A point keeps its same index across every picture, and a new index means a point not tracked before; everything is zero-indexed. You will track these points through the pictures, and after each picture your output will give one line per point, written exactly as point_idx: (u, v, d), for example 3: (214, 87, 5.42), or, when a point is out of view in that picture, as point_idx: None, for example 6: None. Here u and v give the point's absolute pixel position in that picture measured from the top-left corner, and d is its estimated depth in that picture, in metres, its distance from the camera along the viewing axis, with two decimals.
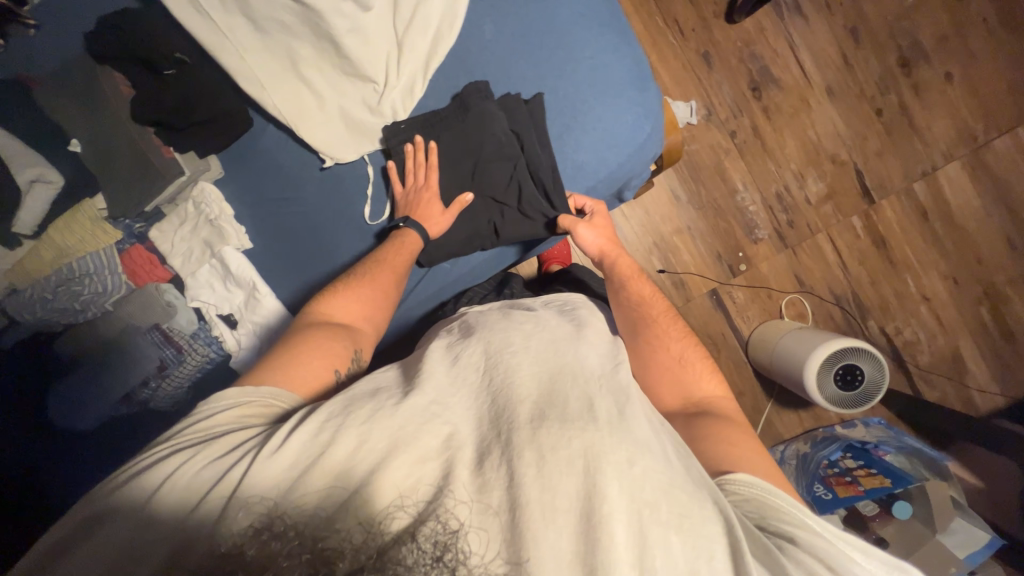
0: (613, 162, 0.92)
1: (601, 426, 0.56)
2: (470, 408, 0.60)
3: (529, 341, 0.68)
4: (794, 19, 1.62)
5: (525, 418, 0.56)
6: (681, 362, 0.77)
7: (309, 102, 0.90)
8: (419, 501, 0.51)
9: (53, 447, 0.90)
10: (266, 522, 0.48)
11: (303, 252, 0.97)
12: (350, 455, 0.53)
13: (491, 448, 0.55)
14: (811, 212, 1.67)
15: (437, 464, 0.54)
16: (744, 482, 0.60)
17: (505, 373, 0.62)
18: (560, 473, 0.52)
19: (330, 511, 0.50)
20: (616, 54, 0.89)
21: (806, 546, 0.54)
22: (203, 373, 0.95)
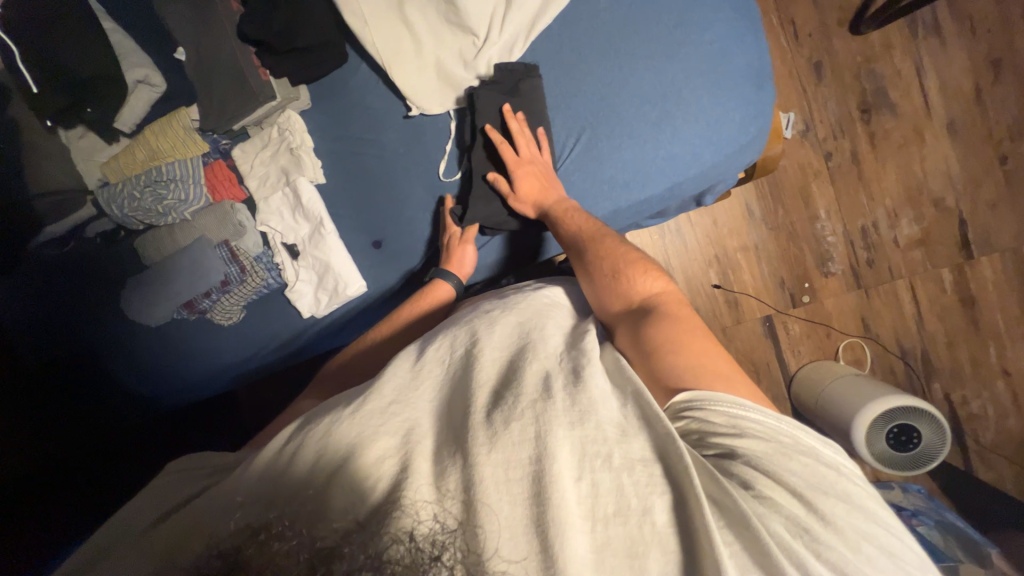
0: (708, 160, 0.86)
1: (553, 394, 0.52)
2: (439, 401, 0.56)
3: (499, 336, 0.63)
4: (929, 40, 1.46)
5: (481, 397, 0.54)
6: (613, 274, 0.75)
7: (408, 46, 0.88)
8: (387, 480, 0.47)
9: (123, 348, 0.98)
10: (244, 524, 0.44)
11: (373, 197, 0.97)
12: (315, 446, 0.50)
13: (455, 434, 0.51)
14: (897, 255, 1.54)
15: (400, 448, 0.49)
16: (682, 403, 0.56)
17: (468, 365, 0.58)
18: (514, 443, 0.48)
19: (310, 509, 0.45)
20: (738, 44, 0.83)
21: (745, 454, 0.51)
22: (260, 295, 0.99)
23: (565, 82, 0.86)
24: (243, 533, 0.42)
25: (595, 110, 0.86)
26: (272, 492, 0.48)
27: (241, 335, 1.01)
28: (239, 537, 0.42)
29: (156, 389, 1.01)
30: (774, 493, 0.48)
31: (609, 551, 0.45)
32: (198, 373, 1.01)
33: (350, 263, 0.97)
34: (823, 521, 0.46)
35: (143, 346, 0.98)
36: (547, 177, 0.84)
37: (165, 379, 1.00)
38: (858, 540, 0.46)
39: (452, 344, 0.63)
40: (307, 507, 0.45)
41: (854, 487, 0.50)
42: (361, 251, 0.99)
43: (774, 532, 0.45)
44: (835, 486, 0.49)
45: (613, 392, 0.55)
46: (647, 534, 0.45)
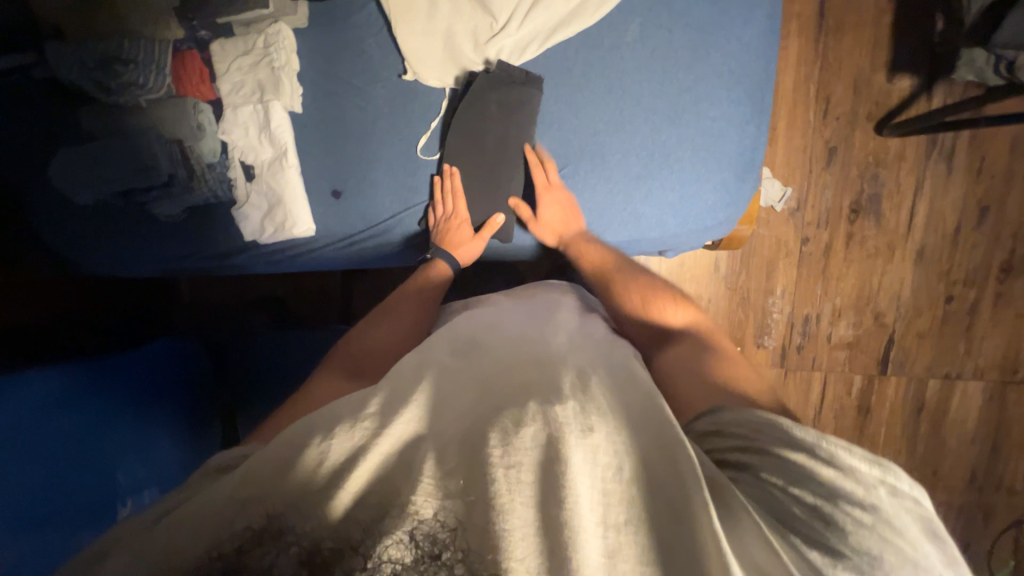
0: (669, 230, 0.87)
1: (562, 402, 0.54)
2: (446, 397, 0.58)
3: (514, 351, 0.67)
4: (938, 166, 1.48)
5: (496, 397, 0.57)
6: (638, 300, 0.82)
7: (422, 4, 0.83)
8: (390, 463, 0.49)
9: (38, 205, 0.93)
10: (249, 506, 0.45)
11: (344, 146, 0.93)
12: (309, 422, 0.52)
13: (467, 430, 0.52)
14: (824, 350, 1.64)
15: (411, 429, 0.52)
16: (724, 418, 0.55)
17: (481, 368, 0.63)
18: (525, 443, 0.49)
19: (305, 497, 0.46)
20: (737, 131, 0.82)
21: (767, 463, 0.49)
22: (204, 205, 0.96)
23: (567, 104, 0.84)
24: (250, 525, 0.45)
25: (582, 143, 0.84)
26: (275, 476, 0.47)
27: (184, 235, 0.99)
28: (254, 536, 0.44)
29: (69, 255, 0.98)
30: (797, 510, 0.45)
31: (620, 557, 0.44)
32: (119, 255, 0.99)
33: (303, 206, 0.95)
34: (845, 535, 0.43)
35: (62, 212, 0.94)
36: (566, 208, 0.85)
37: (107, 256, 0.99)
38: (880, 552, 0.41)
39: (465, 348, 0.69)
40: (309, 492, 0.46)
41: (886, 504, 0.44)
42: (317, 195, 0.97)
43: (792, 545, 0.44)
44: (867, 504, 0.44)
45: (619, 407, 0.56)
46: (648, 535, 0.45)
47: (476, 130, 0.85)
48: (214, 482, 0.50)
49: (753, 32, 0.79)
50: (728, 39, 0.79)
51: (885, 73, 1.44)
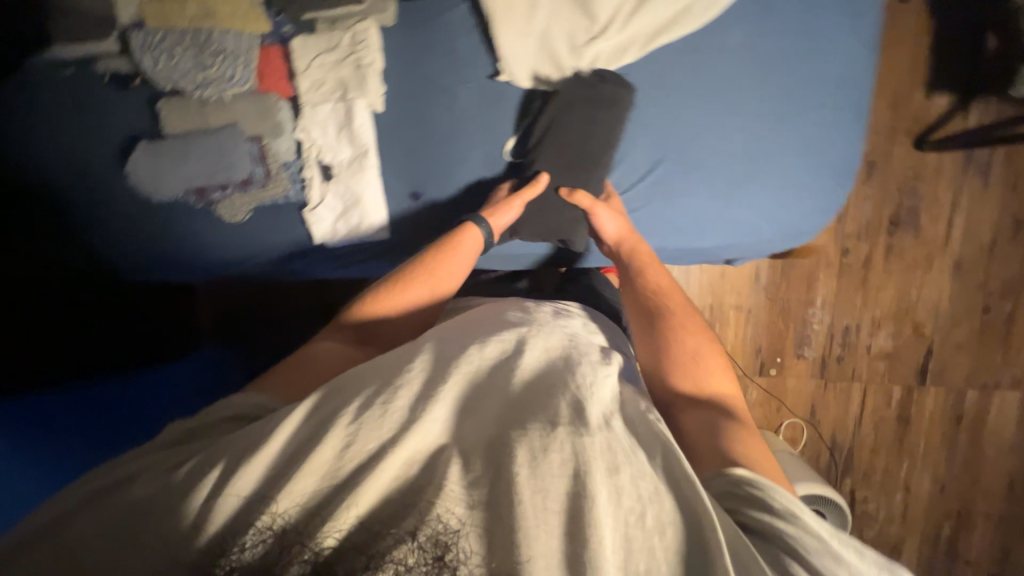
0: (763, 235, 0.87)
1: (597, 432, 0.49)
2: (474, 398, 0.53)
3: (539, 349, 0.60)
4: (974, 179, 1.52)
5: (510, 412, 0.51)
6: (691, 357, 0.70)
7: (522, 5, 0.82)
8: (403, 475, 0.46)
9: (95, 199, 0.89)
10: (239, 499, 0.43)
11: (428, 146, 0.91)
12: (322, 416, 0.49)
13: (490, 443, 0.49)
14: (864, 361, 1.65)
15: (427, 446, 0.48)
16: (745, 480, 0.51)
17: (499, 369, 0.56)
18: (555, 472, 0.46)
19: (326, 495, 0.44)
20: (836, 138, 0.83)
21: (783, 531, 0.47)
22: (275, 204, 0.93)
23: (664, 109, 0.83)
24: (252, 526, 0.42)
25: (681, 146, 0.84)
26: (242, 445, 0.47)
27: (250, 235, 0.95)
28: (252, 530, 0.42)
29: (120, 254, 0.94)
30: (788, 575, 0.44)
31: None
32: (181, 255, 0.95)
33: (382, 206, 0.93)
34: None
35: (123, 206, 0.91)
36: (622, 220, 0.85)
37: (168, 258, 0.95)
38: None
39: (483, 343, 0.60)
40: (319, 499, 0.44)
41: None
42: (396, 196, 0.94)
43: None
44: None
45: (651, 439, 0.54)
46: None
47: (560, 129, 0.85)
48: (218, 425, 0.53)
49: (855, 38, 0.79)
50: (829, 47, 0.79)
51: (924, 90, 1.49)
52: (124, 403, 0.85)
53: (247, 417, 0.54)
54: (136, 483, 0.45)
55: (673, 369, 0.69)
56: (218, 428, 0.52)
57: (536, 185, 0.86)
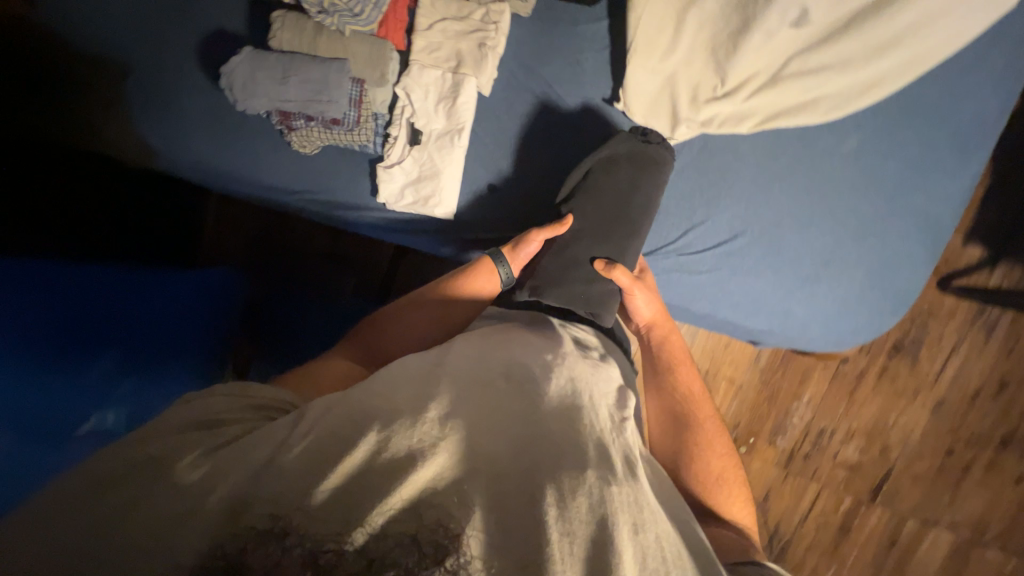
0: (809, 335, 0.88)
1: (619, 480, 0.47)
2: (492, 422, 0.50)
3: (571, 386, 0.57)
4: (979, 332, 1.60)
5: (535, 450, 0.48)
6: (711, 477, 0.69)
7: (662, 43, 0.81)
8: (426, 489, 0.42)
9: (168, 91, 0.90)
10: (256, 513, 0.37)
11: (521, 145, 0.90)
12: (364, 413, 0.45)
13: (514, 478, 0.45)
14: (827, 465, 1.72)
15: (451, 463, 0.44)
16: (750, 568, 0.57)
17: (530, 400, 0.53)
18: (584, 515, 0.43)
19: (348, 480, 0.40)
20: (910, 268, 0.83)
21: None
22: (350, 149, 0.91)
23: (760, 187, 0.84)
24: (252, 527, 0.37)
25: (763, 227, 0.84)
26: (283, 469, 0.40)
27: (316, 171, 0.92)
28: (273, 543, 0.36)
29: (166, 149, 0.91)
30: None
31: None
32: (240, 166, 0.92)
33: (456, 186, 0.90)
34: None
35: (190, 105, 0.90)
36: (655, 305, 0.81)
37: (228, 167, 0.92)
38: None
39: (516, 373, 0.57)
40: (343, 493, 0.39)
41: None
42: (472, 181, 0.92)
43: None
44: None
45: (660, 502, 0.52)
46: None
47: (597, 185, 0.85)
48: (236, 411, 0.47)
49: (959, 185, 0.81)
50: (932, 185, 0.81)
51: (962, 236, 1.56)
52: (84, 301, 0.63)
53: (270, 413, 0.48)
54: (148, 471, 0.39)
55: (688, 481, 0.69)
56: (233, 421, 0.45)
57: (559, 228, 0.82)
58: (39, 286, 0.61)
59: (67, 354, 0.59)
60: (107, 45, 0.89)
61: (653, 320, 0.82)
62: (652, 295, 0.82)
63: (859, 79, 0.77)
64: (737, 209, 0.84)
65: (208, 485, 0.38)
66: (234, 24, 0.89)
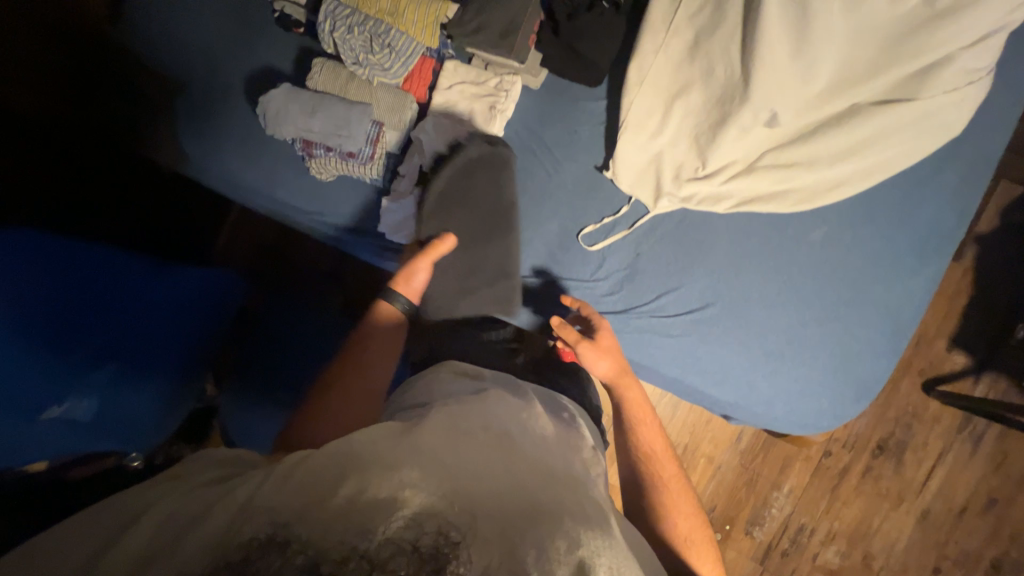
0: (773, 412, 0.89)
1: (583, 509, 0.52)
2: (465, 455, 0.53)
3: (543, 443, 0.61)
4: (964, 443, 1.57)
5: (524, 497, 0.50)
6: (679, 534, 0.74)
7: (651, 126, 0.90)
8: (412, 520, 0.44)
9: (208, 106, 1.01)
10: (250, 533, 0.42)
11: (516, 197, 0.97)
12: (357, 461, 0.49)
13: (487, 500, 0.49)
14: (805, 566, 1.62)
15: (428, 491, 0.47)
16: None
17: (515, 451, 0.56)
18: (548, 530, 0.47)
19: (327, 498, 0.45)
20: (873, 359, 0.86)
21: None
22: (359, 179, 0.99)
23: (733, 264, 0.89)
24: (250, 538, 0.41)
25: (733, 301, 0.89)
26: (259, 496, 0.45)
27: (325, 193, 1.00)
28: (259, 547, 0.41)
29: (198, 158, 1.01)
30: None
31: None
32: (259, 180, 1.00)
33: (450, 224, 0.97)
34: None
35: (225, 126, 1.01)
36: (612, 365, 0.83)
37: (247, 181, 1.01)
38: None
39: (499, 427, 0.60)
40: (323, 501, 0.45)
41: None
42: None
43: None
44: None
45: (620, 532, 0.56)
46: None
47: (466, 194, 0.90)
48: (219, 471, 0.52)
49: (922, 286, 0.85)
50: (896, 282, 0.85)
51: (947, 342, 1.57)
52: (94, 292, 0.66)
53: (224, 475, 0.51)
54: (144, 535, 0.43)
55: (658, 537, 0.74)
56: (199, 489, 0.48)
57: (439, 247, 0.83)
58: (51, 273, 0.63)
59: (56, 345, 0.61)
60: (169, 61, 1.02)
61: (613, 379, 0.83)
62: (608, 354, 0.83)
63: (826, 178, 0.84)
64: (709, 280, 0.90)
65: (203, 539, 0.42)
66: (280, 65, 1.01)
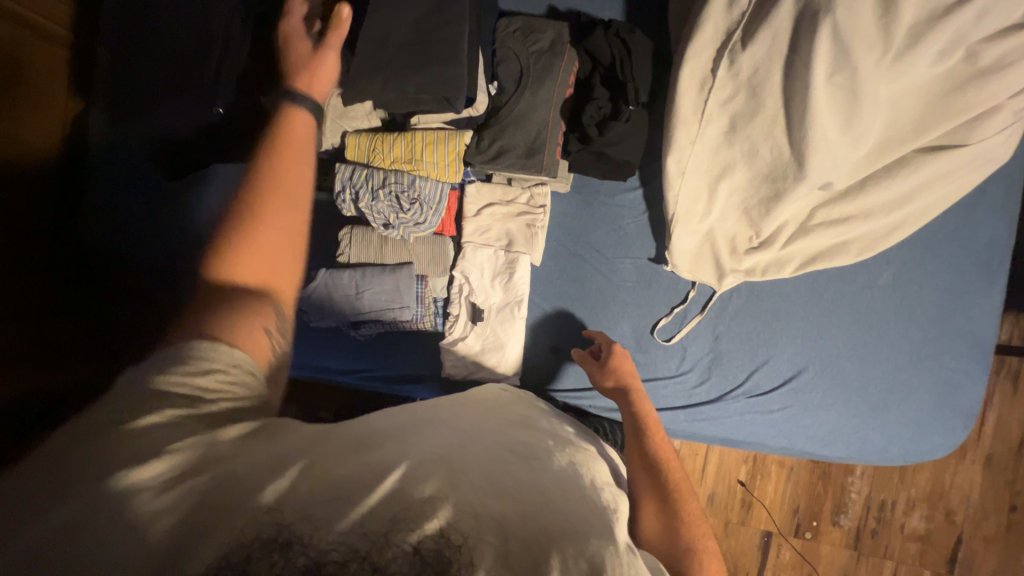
0: (893, 451, 0.89)
1: (592, 494, 0.53)
2: (471, 450, 0.53)
3: (574, 467, 0.56)
4: None
5: (538, 501, 0.48)
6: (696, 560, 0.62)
7: (698, 210, 0.86)
8: (443, 523, 0.43)
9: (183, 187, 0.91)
10: (266, 505, 0.42)
11: (577, 306, 0.93)
12: (383, 467, 0.47)
13: (489, 481, 0.49)
14: (897, 539, 1.46)
15: (415, 475, 0.46)
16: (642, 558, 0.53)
17: (541, 474, 0.52)
18: (551, 511, 0.47)
19: (308, 496, 0.43)
20: (969, 382, 0.87)
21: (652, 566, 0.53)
22: (405, 330, 0.93)
23: (813, 322, 0.88)
24: (258, 532, 0.40)
25: (824, 360, 0.88)
26: (254, 462, 0.45)
27: (369, 353, 0.94)
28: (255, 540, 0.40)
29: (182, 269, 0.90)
30: None
31: None
32: (297, 356, 0.93)
33: (520, 353, 0.92)
34: None
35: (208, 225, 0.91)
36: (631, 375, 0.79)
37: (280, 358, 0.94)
38: None
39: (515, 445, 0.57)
40: (314, 493, 0.43)
41: None
42: (535, 346, 0.94)
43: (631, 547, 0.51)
44: None
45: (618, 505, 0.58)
46: None
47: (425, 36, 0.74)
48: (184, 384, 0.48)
49: (994, 303, 0.86)
50: (971, 306, 0.87)
51: None
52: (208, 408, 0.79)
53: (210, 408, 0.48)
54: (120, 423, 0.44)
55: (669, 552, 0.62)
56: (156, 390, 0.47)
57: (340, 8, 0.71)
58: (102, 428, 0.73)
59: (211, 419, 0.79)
60: (152, 234, 0.92)
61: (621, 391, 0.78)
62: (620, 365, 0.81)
63: (884, 223, 0.82)
64: (793, 344, 0.89)
65: (217, 491, 0.42)
66: None
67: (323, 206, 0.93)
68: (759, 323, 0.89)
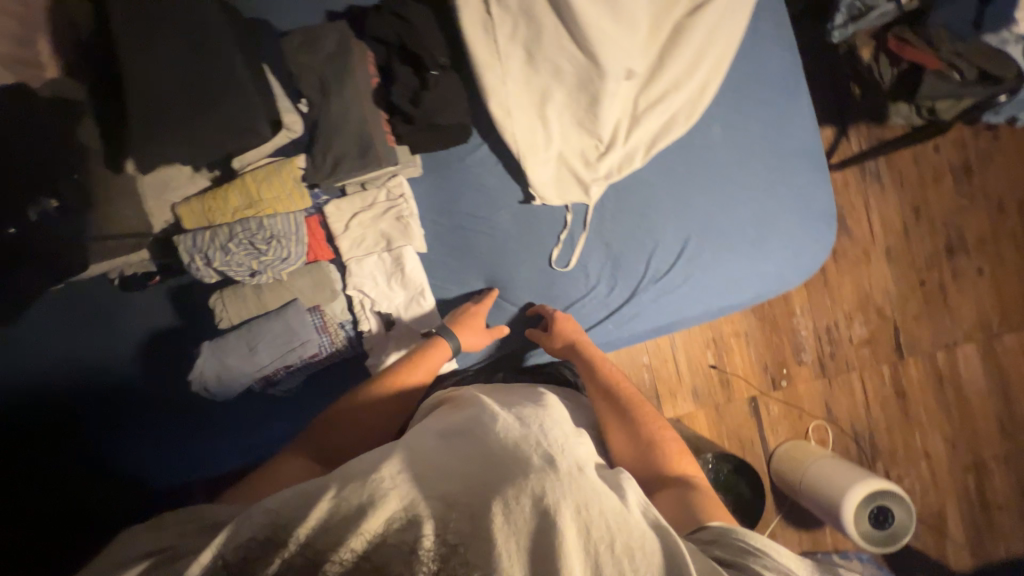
0: (788, 276, 0.99)
1: (541, 429, 0.55)
2: (423, 442, 0.55)
3: (523, 416, 0.58)
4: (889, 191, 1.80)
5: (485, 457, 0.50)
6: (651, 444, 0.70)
7: (539, 139, 0.90)
8: (397, 521, 0.44)
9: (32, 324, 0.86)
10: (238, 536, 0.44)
11: (476, 271, 0.95)
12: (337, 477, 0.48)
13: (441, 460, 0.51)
14: (852, 352, 1.56)
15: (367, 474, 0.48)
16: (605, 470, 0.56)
17: (489, 434, 0.54)
18: (499, 462, 0.49)
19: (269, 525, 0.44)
20: (816, 191, 0.99)
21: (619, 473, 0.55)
22: (325, 367, 0.91)
23: (677, 195, 0.96)
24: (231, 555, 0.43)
25: (700, 223, 0.96)
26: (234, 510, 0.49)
27: (300, 405, 0.91)
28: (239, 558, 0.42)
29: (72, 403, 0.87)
30: None
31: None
32: (230, 442, 0.89)
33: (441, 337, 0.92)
34: None
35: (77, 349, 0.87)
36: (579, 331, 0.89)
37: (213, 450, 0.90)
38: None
39: (470, 422, 0.58)
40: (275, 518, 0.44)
41: None
42: None
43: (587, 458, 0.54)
44: None
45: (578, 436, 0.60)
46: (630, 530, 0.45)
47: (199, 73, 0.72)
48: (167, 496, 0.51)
49: (807, 119, 0.98)
50: (791, 127, 0.98)
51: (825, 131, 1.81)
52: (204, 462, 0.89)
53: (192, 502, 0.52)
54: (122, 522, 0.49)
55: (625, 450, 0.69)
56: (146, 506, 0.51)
57: None
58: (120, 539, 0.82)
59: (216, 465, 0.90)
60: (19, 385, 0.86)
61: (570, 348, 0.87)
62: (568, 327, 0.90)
63: (693, 87, 0.91)
64: (670, 220, 0.96)
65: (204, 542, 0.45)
66: (166, 322, 0.89)
67: (190, 284, 0.89)
68: (636, 216, 0.96)
